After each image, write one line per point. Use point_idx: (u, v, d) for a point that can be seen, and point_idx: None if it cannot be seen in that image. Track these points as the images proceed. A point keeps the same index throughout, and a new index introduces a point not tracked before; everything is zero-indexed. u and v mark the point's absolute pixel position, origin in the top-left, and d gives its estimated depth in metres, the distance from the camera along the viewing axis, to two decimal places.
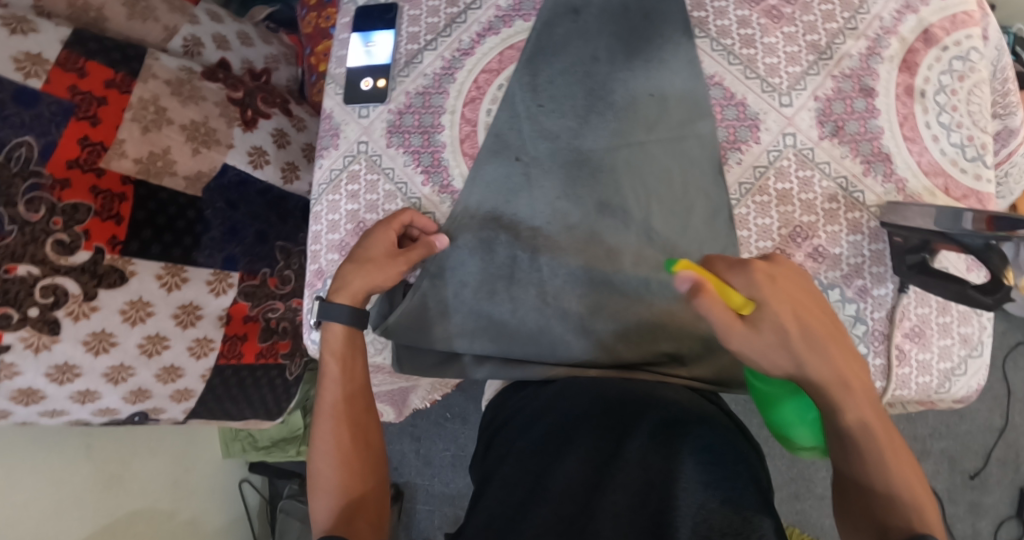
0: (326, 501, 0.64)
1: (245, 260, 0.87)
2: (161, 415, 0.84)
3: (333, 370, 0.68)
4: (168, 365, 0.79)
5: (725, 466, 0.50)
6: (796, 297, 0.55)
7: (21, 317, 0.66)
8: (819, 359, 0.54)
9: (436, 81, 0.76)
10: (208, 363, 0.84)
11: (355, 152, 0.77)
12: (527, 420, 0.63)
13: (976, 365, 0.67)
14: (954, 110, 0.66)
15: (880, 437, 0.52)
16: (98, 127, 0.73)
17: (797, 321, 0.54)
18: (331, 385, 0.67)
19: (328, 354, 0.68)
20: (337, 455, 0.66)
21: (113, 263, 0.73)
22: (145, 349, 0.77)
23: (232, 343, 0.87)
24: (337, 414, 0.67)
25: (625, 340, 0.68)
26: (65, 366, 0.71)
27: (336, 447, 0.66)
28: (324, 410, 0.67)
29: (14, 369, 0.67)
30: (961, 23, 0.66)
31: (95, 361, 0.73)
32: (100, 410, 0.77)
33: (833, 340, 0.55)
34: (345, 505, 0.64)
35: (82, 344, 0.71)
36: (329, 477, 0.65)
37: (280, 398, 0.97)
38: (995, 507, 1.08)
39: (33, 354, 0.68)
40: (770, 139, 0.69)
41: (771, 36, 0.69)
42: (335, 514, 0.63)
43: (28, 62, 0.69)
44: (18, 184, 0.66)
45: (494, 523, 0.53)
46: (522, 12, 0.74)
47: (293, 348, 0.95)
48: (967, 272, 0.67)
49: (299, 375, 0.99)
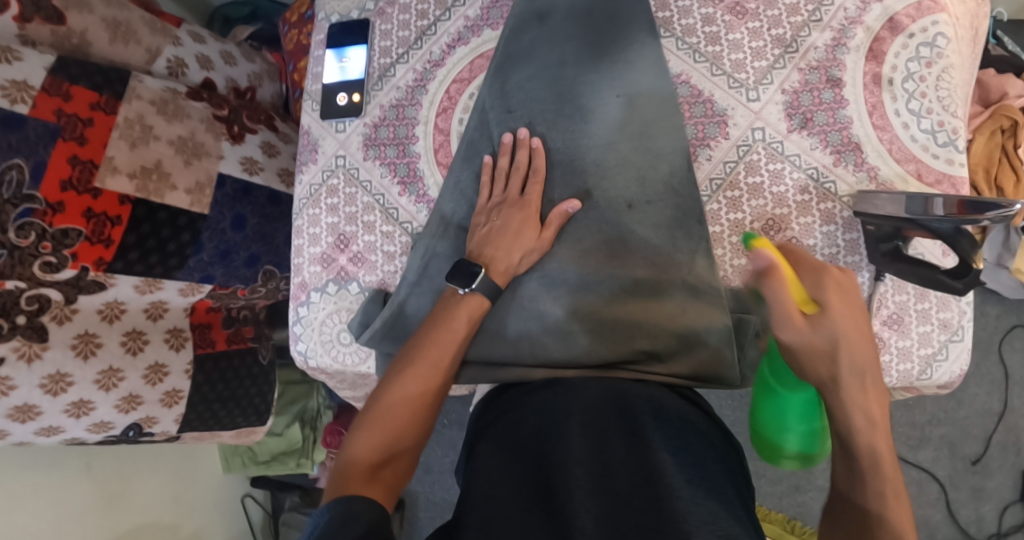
0: (372, 437, 0.58)
1: (221, 279, 0.88)
2: (154, 429, 0.85)
3: (458, 331, 0.65)
4: (153, 363, 0.82)
5: (708, 475, 0.50)
6: (861, 327, 0.54)
7: (12, 326, 0.69)
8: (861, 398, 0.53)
9: (409, 93, 0.78)
10: (188, 355, 0.87)
11: (333, 166, 0.79)
12: (512, 422, 0.60)
13: (958, 350, 0.66)
14: (923, 97, 0.66)
15: (887, 471, 0.51)
16: (86, 146, 0.74)
17: (852, 348, 0.54)
18: (441, 342, 0.64)
19: (461, 311, 0.66)
20: (409, 403, 0.60)
21: (96, 278, 0.75)
22: (128, 347, 0.79)
23: (202, 332, 0.90)
24: (431, 369, 0.62)
25: (602, 340, 0.69)
26: (57, 376, 0.72)
27: (411, 398, 0.60)
28: (422, 359, 0.62)
29: (9, 382, 0.69)
30: (927, 10, 0.65)
31: (85, 366, 0.74)
32: (95, 424, 0.78)
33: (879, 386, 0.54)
34: (384, 451, 0.57)
35: (71, 349, 0.73)
36: (390, 418, 0.59)
37: (266, 393, 1.00)
38: (998, 491, 1.07)
39: (26, 365, 0.70)
40: (739, 134, 0.70)
41: (737, 32, 0.70)
42: (365, 454, 0.57)
43: (14, 88, 0.69)
44: (9, 209, 0.68)
45: (482, 523, 0.49)
46: (490, 21, 0.75)
47: (258, 332, 0.99)
48: (943, 258, 0.66)
49: (271, 359, 1.01)
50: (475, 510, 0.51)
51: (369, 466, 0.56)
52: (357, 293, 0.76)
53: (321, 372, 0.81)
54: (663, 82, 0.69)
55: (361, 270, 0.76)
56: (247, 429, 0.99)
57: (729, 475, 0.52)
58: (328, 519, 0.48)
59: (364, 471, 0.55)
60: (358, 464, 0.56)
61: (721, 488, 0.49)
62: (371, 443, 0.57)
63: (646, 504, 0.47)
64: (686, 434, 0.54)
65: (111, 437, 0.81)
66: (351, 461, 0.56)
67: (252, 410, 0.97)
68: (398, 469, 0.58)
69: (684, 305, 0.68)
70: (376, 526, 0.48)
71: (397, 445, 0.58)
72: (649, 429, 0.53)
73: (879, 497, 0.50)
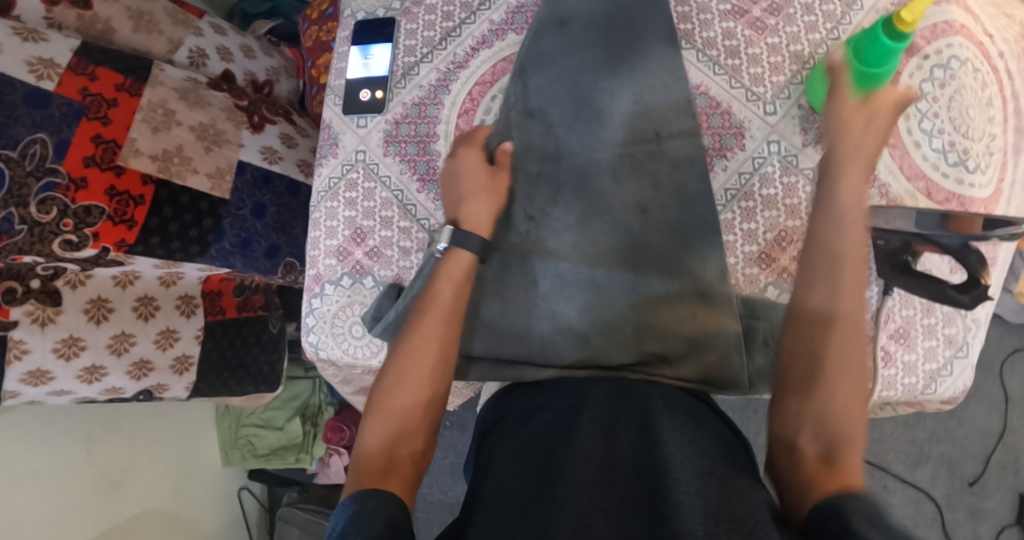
0: (379, 428, 0.57)
1: (240, 269, 0.87)
2: (165, 395, 0.89)
3: (442, 301, 0.62)
4: (164, 329, 0.86)
5: (717, 468, 0.50)
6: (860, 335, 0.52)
7: (26, 290, 0.73)
8: (824, 390, 0.50)
9: (431, 92, 0.79)
10: (198, 322, 0.90)
11: (353, 161, 0.80)
12: (524, 414, 0.61)
13: (962, 366, 0.68)
14: (936, 116, 0.68)
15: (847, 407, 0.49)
16: (110, 126, 0.75)
17: (834, 290, 0.52)
18: (427, 313, 0.62)
19: (442, 279, 0.63)
20: (407, 385, 0.59)
21: (116, 257, 0.76)
22: (139, 313, 0.83)
23: (212, 299, 0.93)
24: (425, 344, 0.61)
25: (612, 342, 0.69)
26: (71, 340, 0.76)
27: (410, 379, 0.59)
28: (413, 335, 0.61)
29: (23, 346, 0.73)
30: (942, 33, 0.68)
31: (97, 330, 0.79)
32: (107, 390, 0.82)
33: (860, 393, 0.50)
34: (393, 439, 0.57)
35: (83, 313, 0.78)
36: (393, 404, 0.58)
37: (274, 364, 1.01)
38: (995, 511, 1.08)
39: (40, 329, 0.74)
40: (754, 146, 0.71)
41: (756, 47, 0.72)
42: (379, 444, 0.56)
43: (40, 65, 0.71)
44: (31, 183, 0.69)
45: (499, 509, 0.50)
46: (514, 26, 0.77)
47: (268, 301, 0.99)
48: (951, 274, 0.68)
49: (282, 329, 1.02)
50: (487, 498, 0.52)
51: (381, 457, 0.55)
52: (372, 287, 0.77)
53: (330, 364, 0.81)
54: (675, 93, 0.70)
55: (376, 264, 0.77)
56: (257, 395, 1.01)
57: (741, 467, 0.52)
58: (346, 518, 0.48)
59: (375, 463, 0.55)
60: (371, 456, 0.56)
61: (731, 480, 0.49)
62: (379, 434, 0.57)
63: (653, 498, 0.47)
64: (693, 430, 0.54)
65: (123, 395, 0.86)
66: (363, 456, 0.56)
67: (261, 379, 0.99)
68: (413, 455, 0.57)
69: (695, 309, 0.69)
70: (393, 520, 0.48)
71: (405, 429, 0.58)
72: (659, 423, 0.54)
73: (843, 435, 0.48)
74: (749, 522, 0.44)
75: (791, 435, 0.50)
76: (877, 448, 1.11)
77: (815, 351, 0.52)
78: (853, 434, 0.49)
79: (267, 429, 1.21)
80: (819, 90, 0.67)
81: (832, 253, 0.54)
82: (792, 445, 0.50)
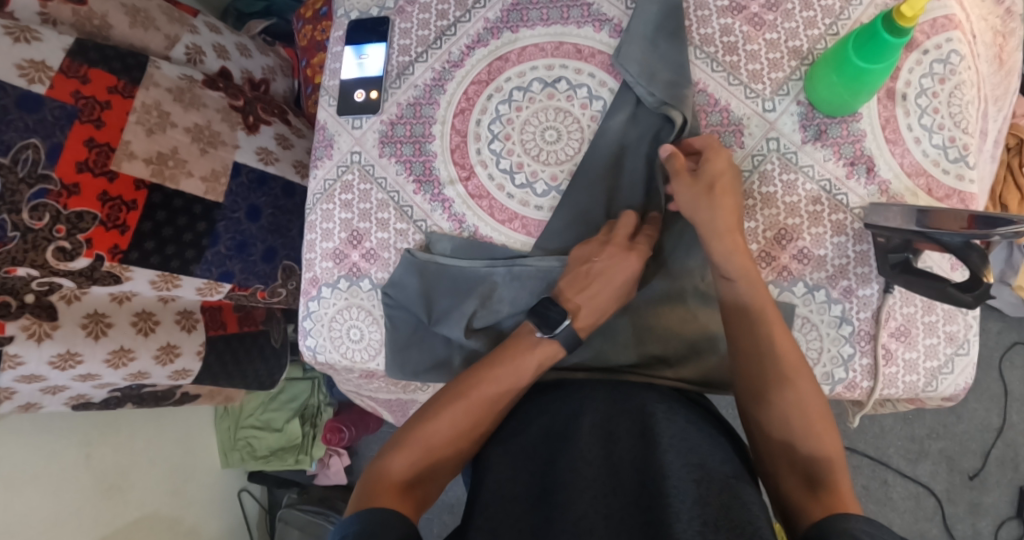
0: (410, 455, 0.57)
1: (240, 277, 0.87)
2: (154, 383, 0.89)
3: (521, 378, 0.62)
4: (165, 344, 0.86)
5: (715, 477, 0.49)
6: (796, 356, 0.58)
7: (20, 304, 0.72)
8: (794, 437, 0.54)
9: (427, 92, 0.78)
10: (199, 338, 0.90)
11: (348, 162, 0.79)
12: (522, 422, 0.60)
13: (964, 363, 0.67)
14: (935, 112, 0.67)
15: (813, 418, 0.55)
16: (103, 129, 0.74)
17: (745, 313, 0.60)
18: (496, 379, 0.61)
19: (530, 358, 0.63)
20: (454, 432, 0.59)
21: (110, 270, 0.76)
22: (139, 328, 0.83)
23: (212, 314, 0.93)
24: (478, 397, 0.60)
25: (613, 343, 0.70)
26: (67, 354, 0.76)
27: (456, 431, 0.59)
28: (475, 393, 0.60)
29: (18, 359, 0.73)
30: (941, 27, 0.67)
31: (95, 345, 0.78)
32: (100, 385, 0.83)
33: (831, 433, 0.54)
34: (421, 472, 0.56)
35: (80, 327, 0.77)
36: (429, 442, 0.58)
37: (274, 373, 1.05)
38: (995, 506, 1.08)
39: (35, 344, 0.73)
40: (754, 143, 0.70)
41: (754, 43, 0.71)
42: (402, 471, 0.56)
43: (32, 69, 0.69)
44: (24, 190, 0.68)
45: (497, 523, 0.49)
46: (510, 24, 0.76)
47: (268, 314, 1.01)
48: (951, 271, 0.67)
49: (284, 342, 1.05)
50: (483, 506, 0.52)
51: (402, 482, 0.55)
52: (369, 289, 0.76)
53: (328, 367, 0.81)
54: (657, 91, 0.68)
55: (373, 266, 0.76)
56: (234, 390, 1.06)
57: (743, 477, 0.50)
58: (355, 529, 0.47)
59: (399, 487, 0.54)
60: (391, 477, 0.55)
61: (735, 491, 0.47)
62: (409, 460, 0.57)
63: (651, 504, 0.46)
64: (692, 437, 0.53)
65: (116, 392, 0.88)
66: (385, 475, 0.55)
67: (256, 383, 1.03)
68: (427, 491, 0.56)
69: (696, 311, 0.68)
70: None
71: (432, 467, 0.57)
72: (659, 426, 0.53)
73: (814, 449, 0.53)
74: (748, 529, 0.43)
75: (779, 479, 0.54)
76: (876, 442, 1.12)
77: (769, 402, 0.56)
78: (827, 445, 0.53)
79: (267, 431, 1.22)
80: (821, 87, 0.66)
81: (740, 303, 0.61)
82: (783, 490, 0.53)
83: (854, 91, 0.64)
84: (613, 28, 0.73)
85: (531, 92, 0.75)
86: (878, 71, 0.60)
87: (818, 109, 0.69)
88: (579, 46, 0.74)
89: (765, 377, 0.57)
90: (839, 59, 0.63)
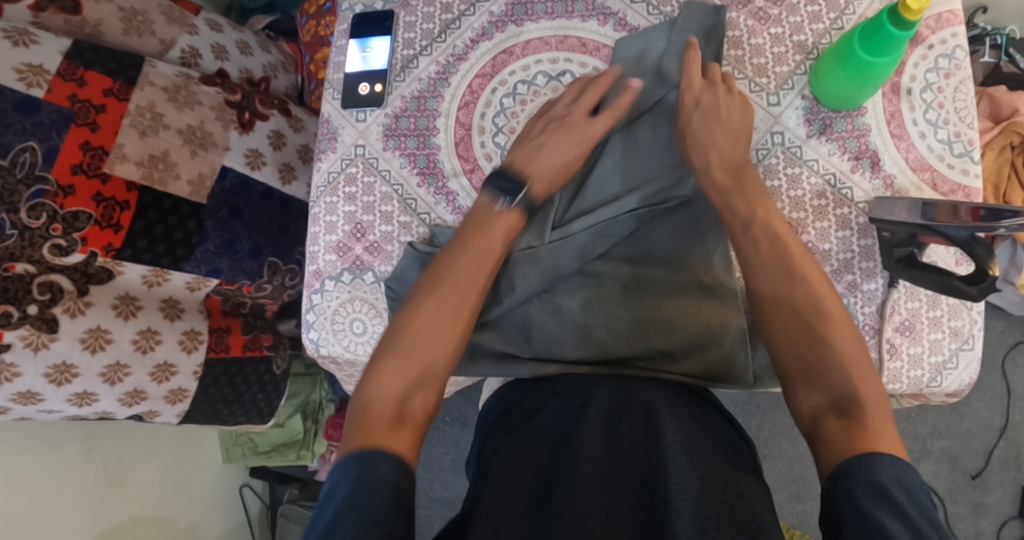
0: (398, 373, 0.56)
1: (228, 274, 0.86)
2: (156, 418, 0.85)
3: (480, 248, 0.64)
4: (161, 362, 0.82)
5: (722, 486, 0.47)
6: (826, 291, 0.55)
7: (21, 315, 0.69)
8: (823, 375, 0.51)
9: (431, 86, 0.78)
10: (199, 358, 0.87)
11: (352, 155, 0.79)
12: (526, 412, 0.61)
13: (968, 359, 0.67)
14: (941, 107, 0.67)
15: (847, 354, 0.51)
16: (98, 132, 0.74)
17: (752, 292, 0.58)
18: (458, 276, 0.62)
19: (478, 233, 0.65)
20: (436, 335, 0.58)
21: (104, 264, 0.75)
22: (139, 345, 0.79)
23: (219, 336, 0.90)
24: (455, 291, 0.61)
25: (615, 334, 0.68)
26: (63, 365, 0.72)
27: (433, 343, 0.58)
28: (444, 291, 0.61)
29: (14, 369, 0.69)
30: (947, 22, 0.67)
31: (92, 359, 0.75)
32: (126, 394, 0.79)
33: (869, 373, 0.51)
34: (411, 389, 0.55)
35: (80, 342, 0.73)
36: (411, 356, 0.57)
37: (273, 399, 1.01)
38: (997, 506, 1.07)
39: (33, 353, 0.70)
40: (758, 138, 0.70)
41: (759, 38, 0.71)
42: (393, 388, 0.55)
43: (30, 72, 0.70)
44: (22, 190, 0.69)
45: (504, 510, 0.49)
46: (515, 17, 0.76)
47: (275, 340, 1.00)
48: (956, 266, 0.67)
49: (286, 370, 1.02)
50: (487, 494, 0.51)
51: (394, 407, 0.54)
52: (371, 282, 0.76)
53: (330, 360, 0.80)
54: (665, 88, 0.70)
55: (376, 259, 0.77)
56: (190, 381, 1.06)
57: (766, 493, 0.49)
58: (354, 476, 0.47)
59: (384, 414, 0.53)
60: (383, 401, 0.54)
61: (745, 498, 0.46)
62: (398, 379, 0.55)
63: (652, 502, 0.47)
64: (696, 432, 0.53)
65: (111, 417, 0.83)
66: (376, 397, 0.54)
67: (253, 410, 0.98)
68: (423, 407, 0.56)
69: (699, 305, 0.67)
70: (400, 492, 0.46)
71: (421, 382, 0.56)
72: (664, 426, 0.52)
73: (849, 383, 0.50)
74: (752, 526, 0.44)
75: (808, 420, 0.51)
76: None
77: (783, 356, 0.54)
78: (862, 386, 0.50)
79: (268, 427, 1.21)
80: (827, 81, 0.66)
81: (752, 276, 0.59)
82: (815, 431, 0.49)
83: (861, 84, 0.64)
84: (617, 22, 0.74)
85: (536, 85, 0.76)
86: (886, 66, 0.60)
87: (823, 101, 0.69)
88: (583, 39, 0.75)
89: (779, 327, 0.55)
90: (844, 51, 0.63)
